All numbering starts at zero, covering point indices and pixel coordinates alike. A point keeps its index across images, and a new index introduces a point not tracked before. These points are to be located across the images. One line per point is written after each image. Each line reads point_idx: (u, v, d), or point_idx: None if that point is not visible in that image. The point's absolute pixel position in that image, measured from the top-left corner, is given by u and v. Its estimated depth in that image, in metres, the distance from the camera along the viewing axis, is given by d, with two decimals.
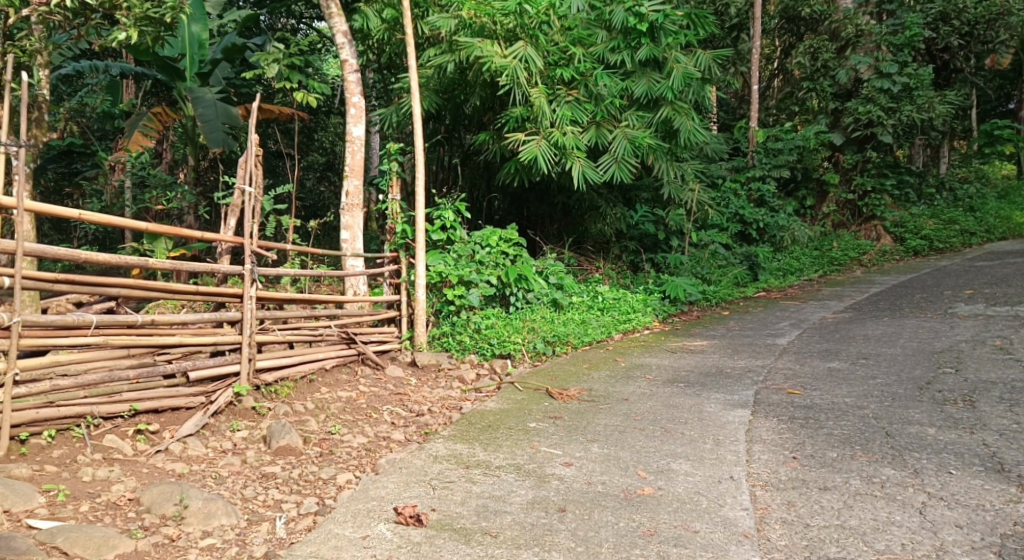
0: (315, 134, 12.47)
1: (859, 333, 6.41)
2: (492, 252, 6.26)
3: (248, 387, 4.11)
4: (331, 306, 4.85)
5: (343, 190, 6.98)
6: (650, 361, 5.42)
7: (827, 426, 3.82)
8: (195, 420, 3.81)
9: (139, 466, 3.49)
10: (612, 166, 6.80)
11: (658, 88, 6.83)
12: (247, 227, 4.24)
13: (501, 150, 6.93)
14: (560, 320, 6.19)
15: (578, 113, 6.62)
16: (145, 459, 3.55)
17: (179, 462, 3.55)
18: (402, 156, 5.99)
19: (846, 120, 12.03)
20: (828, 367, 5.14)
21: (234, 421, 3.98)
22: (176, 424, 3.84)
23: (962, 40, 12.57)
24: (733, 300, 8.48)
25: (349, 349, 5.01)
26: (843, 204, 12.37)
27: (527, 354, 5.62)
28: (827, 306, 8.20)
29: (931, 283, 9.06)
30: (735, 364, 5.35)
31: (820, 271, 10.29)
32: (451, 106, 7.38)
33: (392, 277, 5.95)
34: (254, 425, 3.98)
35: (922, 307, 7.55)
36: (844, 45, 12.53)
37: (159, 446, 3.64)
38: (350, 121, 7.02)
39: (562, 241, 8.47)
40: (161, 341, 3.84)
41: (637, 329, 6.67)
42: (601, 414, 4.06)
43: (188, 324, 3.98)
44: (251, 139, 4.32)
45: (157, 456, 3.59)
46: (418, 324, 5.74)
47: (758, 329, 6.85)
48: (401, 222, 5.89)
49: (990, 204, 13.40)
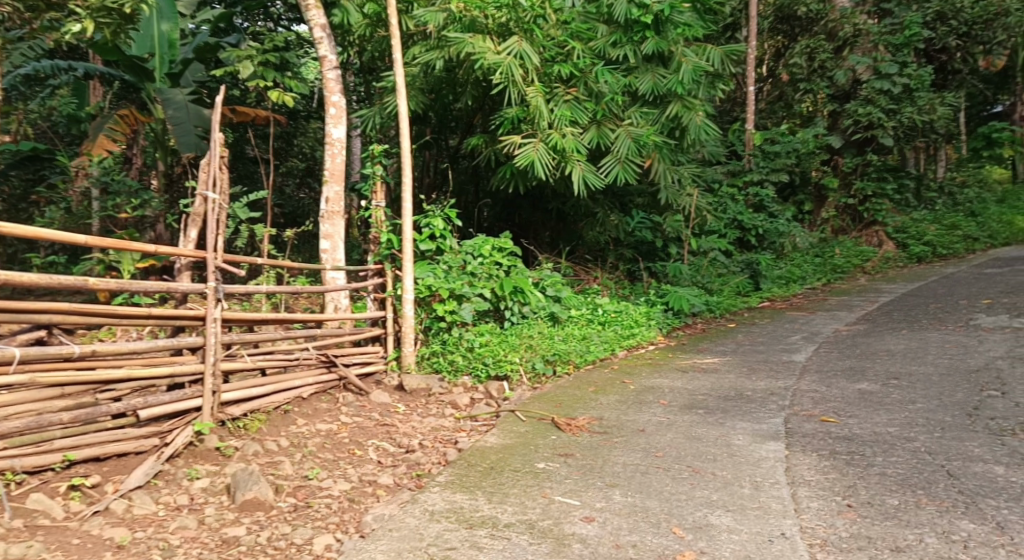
0: (293, 137, 11.93)
1: (881, 349, 5.98)
2: (485, 262, 5.79)
3: (210, 425, 3.61)
4: (309, 327, 4.34)
5: (322, 196, 6.47)
6: (662, 383, 4.94)
7: (876, 464, 3.37)
8: (144, 470, 3.32)
9: (67, 536, 3.01)
10: (615, 168, 6.36)
11: (665, 84, 6.40)
12: (211, 239, 3.73)
13: (495, 153, 6.46)
14: (560, 336, 5.70)
15: (577, 114, 6.14)
16: (77, 525, 3.06)
17: (121, 528, 3.08)
18: (386, 160, 5.49)
19: (845, 122, 11.69)
20: (857, 390, 4.69)
21: (193, 467, 3.48)
22: (121, 474, 3.34)
23: (960, 40, 12.24)
24: (737, 311, 8.02)
25: (329, 373, 4.50)
26: (843, 209, 11.98)
27: (525, 375, 5.12)
28: (838, 316, 7.77)
29: (942, 292, 8.67)
30: (755, 386, 4.88)
31: (823, 280, 9.88)
32: (438, 107, 6.90)
33: (376, 291, 5.43)
34: (217, 471, 3.48)
35: (940, 319, 7.14)
36: (841, 46, 12.16)
37: (96, 506, 3.15)
38: (329, 121, 6.50)
39: (556, 249, 8.00)
40: (106, 376, 3.33)
41: (642, 345, 6.18)
42: (617, 449, 3.57)
43: (138, 353, 3.47)
44: (214, 138, 3.81)
45: (93, 520, 3.10)
46: (406, 343, 5.25)
47: (771, 344, 6.40)
48: (387, 232, 5.39)
49: (991, 209, 13.06)
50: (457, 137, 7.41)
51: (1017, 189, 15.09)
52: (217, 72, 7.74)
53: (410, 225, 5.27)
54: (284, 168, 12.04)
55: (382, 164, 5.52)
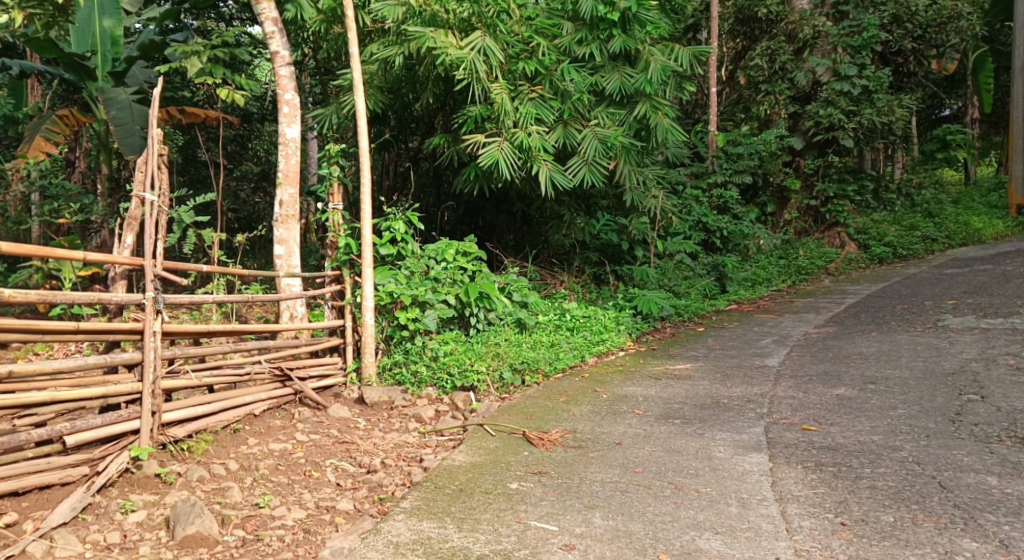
0: (245, 140, 11.56)
1: (854, 352, 5.87)
2: (449, 267, 5.54)
3: (147, 450, 3.32)
4: (263, 339, 4.08)
5: (276, 199, 6.18)
6: (635, 392, 4.76)
7: (865, 475, 3.21)
8: (69, 504, 3.03)
9: None
10: (582, 170, 6.16)
11: (633, 82, 6.24)
12: (149, 245, 3.43)
13: (458, 154, 6.24)
14: (528, 343, 5.48)
15: (542, 112, 5.96)
16: None
17: None
18: (343, 160, 5.23)
19: (806, 124, 11.68)
20: (835, 396, 4.55)
21: (128, 497, 3.19)
22: (44, 509, 3.06)
23: (915, 43, 12.31)
24: (705, 315, 7.88)
25: (283, 388, 4.24)
26: (805, 210, 11.96)
27: (492, 385, 4.90)
28: (806, 319, 7.67)
29: (907, 293, 8.64)
30: (731, 393, 4.72)
31: (788, 281, 9.81)
32: (399, 106, 6.67)
33: (334, 298, 5.17)
34: (155, 502, 3.20)
35: (908, 320, 7.07)
36: (800, 47, 12.12)
37: (11, 547, 2.87)
38: (282, 120, 6.21)
39: (521, 253, 7.80)
40: (26, 400, 3.03)
41: (612, 351, 5.99)
42: (593, 466, 3.37)
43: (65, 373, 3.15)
44: (153, 134, 3.52)
45: None
46: (366, 353, 4.99)
47: (742, 349, 6.25)
48: (345, 236, 5.13)
49: (949, 210, 13.14)
50: (419, 136, 7.19)
51: (972, 190, 15.25)
52: (162, 69, 7.38)
53: (370, 228, 5.02)
54: (237, 172, 11.66)
55: (339, 164, 5.25)
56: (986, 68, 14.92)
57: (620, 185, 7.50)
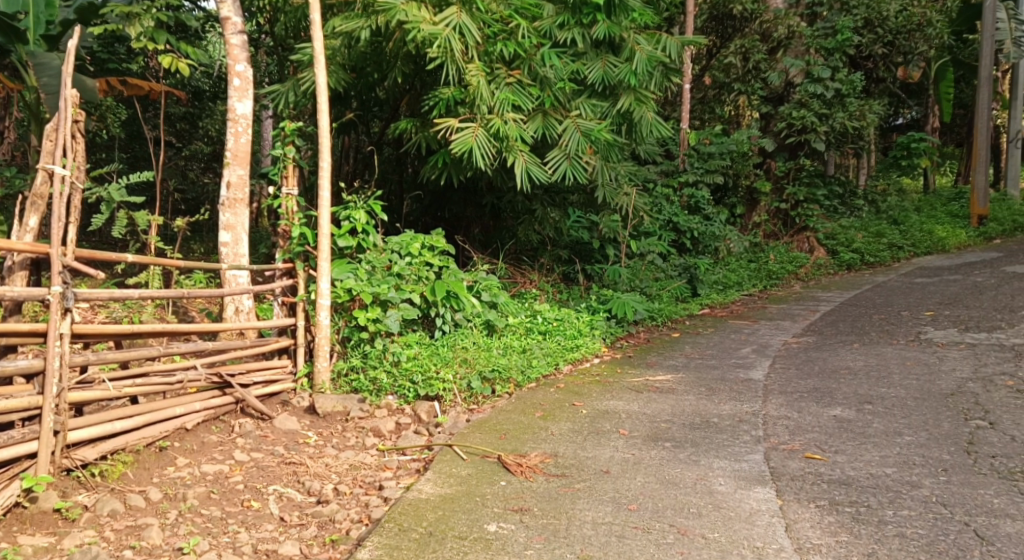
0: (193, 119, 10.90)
1: (841, 366, 5.55)
2: (413, 263, 5.11)
3: (43, 480, 2.97)
4: (201, 344, 3.69)
5: (223, 180, 5.67)
6: (616, 407, 4.36)
7: (887, 517, 2.87)
8: None
9: None
10: (563, 164, 5.77)
11: (617, 72, 5.84)
12: (57, 230, 3.01)
13: (426, 139, 5.81)
14: (498, 348, 5.07)
15: (521, 99, 5.52)
16: None
17: None
18: (301, 140, 4.73)
19: (779, 125, 11.44)
20: (832, 417, 4.20)
21: (16, 541, 2.86)
22: None
23: (885, 49, 12.01)
24: (678, 320, 7.51)
25: (222, 397, 3.86)
26: (774, 213, 11.69)
27: (459, 395, 4.48)
28: (783, 327, 7.34)
29: (882, 302, 8.37)
30: (719, 412, 4.35)
31: (759, 286, 9.52)
32: (362, 87, 6.21)
33: (285, 293, 4.68)
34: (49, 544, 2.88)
35: (888, 332, 6.79)
36: (774, 47, 11.72)
37: None
38: (233, 94, 5.67)
39: (488, 248, 7.41)
40: None
41: (586, 358, 5.57)
42: (581, 501, 2.97)
43: None
44: (66, 97, 3.01)
45: None
46: (320, 357, 4.54)
47: (722, 359, 5.90)
48: (299, 225, 4.64)
49: (914, 218, 12.98)
50: (383, 118, 6.73)
51: (934, 199, 15.16)
52: (98, 31, 6.75)
53: (327, 218, 4.57)
54: (184, 151, 10.99)
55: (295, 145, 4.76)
56: (949, 78, 14.86)
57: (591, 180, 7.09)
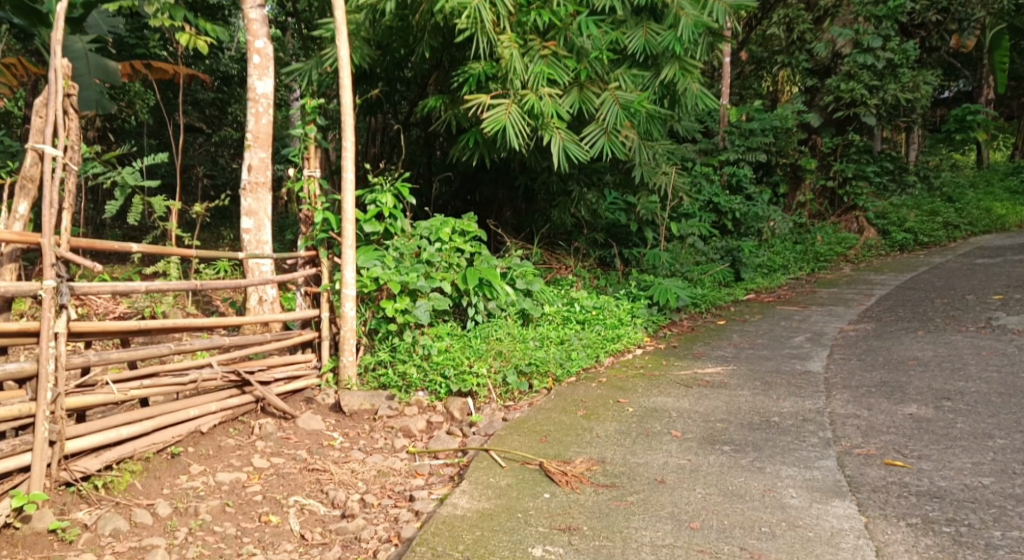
0: (221, 103, 10.68)
1: (907, 356, 5.13)
2: (443, 249, 4.81)
3: (37, 498, 2.73)
4: (217, 341, 3.39)
5: (244, 164, 5.36)
6: (665, 405, 4.00)
7: (994, 540, 2.54)
8: None
9: None
10: (601, 139, 5.42)
11: (660, 40, 5.42)
12: (48, 218, 2.72)
13: (456, 118, 5.47)
14: (535, 340, 4.75)
15: (556, 72, 5.16)
16: None
17: None
18: (323, 119, 4.42)
19: (826, 99, 10.93)
20: (907, 416, 3.81)
21: None
22: None
23: (939, 15, 11.66)
24: (723, 305, 7.12)
25: (241, 397, 3.56)
26: (820, 192, 11.19)
27: (494, 391, 4.16)
28: (838, 313, 6.92)
29: (942, 285, 7.89)
30: (779, 409, 3.96)
31: (807, 268, 9.07)
32: (388, 64, 5.90)
33: (309, 283, 4.39)
34: None
35: (954, 318, 6.35)
36: (821, 16, 11.23)
37: None
38: (253, 72, 5.35)
39: (521, 232, 7.07)
40: None
41: (629, 348, 5.21)
42: (636, 517, 2.64)
43: None
44: (55, 67, 2.71)
45: None
46: (345, 351, 4.22)
47: (776, 348, 5.51)
48: (322, 210, 4.33)
49: (970, 196, 12.38)
50: (411, 98, 6.43)
51: (988, 174, 14.50)
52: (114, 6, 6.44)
53: (352, 201, 4.27)
54: (213, 136, 10.78)
55: (318, 124, 4.45)
56: (1003, 46, 14.19)
57: (628, 159, 6.70)
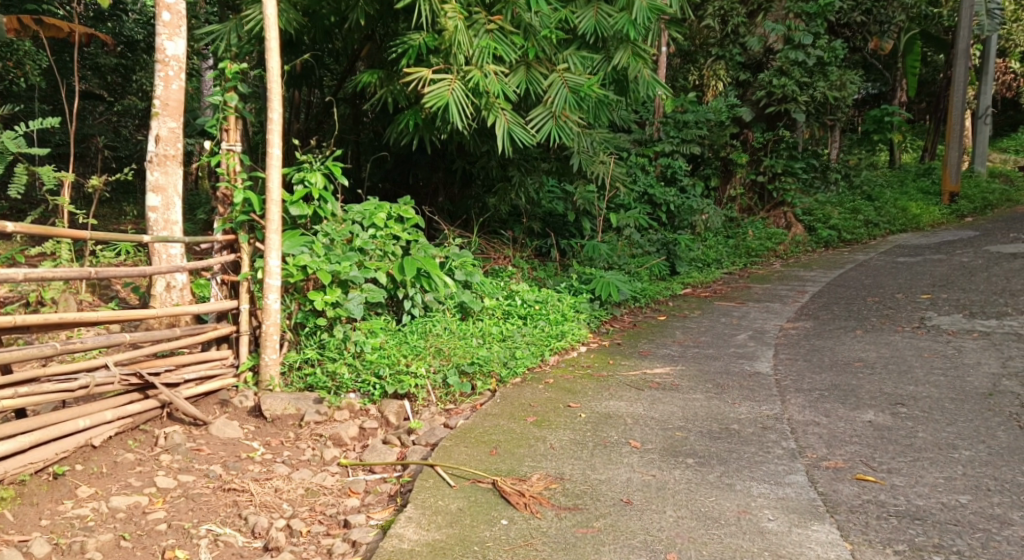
0: (126, 70, 9.96)
1: (852, 356, 5.02)
2: (378, 236, 4.46)
3: None
4: (113, 338, 3.11)
5: (151, 134, 4.93)
6: (619, 410, 3.81)
7: None
8: None
9: None
10: (548, 123, 5.21)
11: (611, 22, 5.25)
12: None
13: (392, 93, 5.11)
14: (475, 336, 4.53)
15: (503, 48, 4.92)
16: None
17: None
18: (245, 87, 4.01)
19: (757, 93, 10.90)
20: (866, 423, 3.60)
21: None
22: None
23: (864, 16, 11.88)
24: (661, 301, 7.08)
25: (142, 403, 3.32)
26: (750, 186, 11.15)
27: (433, 393, 3.89)
28: (774, 310, 6.82)
29: (873, 282, 7.89)
30: (736, 415, 3.76)
31: (740, 263, 9.08)
32: (317, 32, 5.48)
33: (225, 271, 3.96)
34: None
35: (888, 317, 6.24)
36: (754, 10, 11.17)
37: None
38: (162, 32, 4.89)
39: (456, 219, 6.80)
40: None
41: (573, 346, 4.99)
42: (606, 549, 2.48)
43: None
44: None
45: None
46: (267, 349, 3.82)
47: (721, 348, 5.36)
48: (242, 188, 3.90)
49: (889, 195, 12.61)
50: (340, 71, 6.08)
51: (902, 174, 14.83)
52: None
53: (277, 180, 3.87)
54: (117, 106, 10.04)
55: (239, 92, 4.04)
56: (915, 51, 14.62)
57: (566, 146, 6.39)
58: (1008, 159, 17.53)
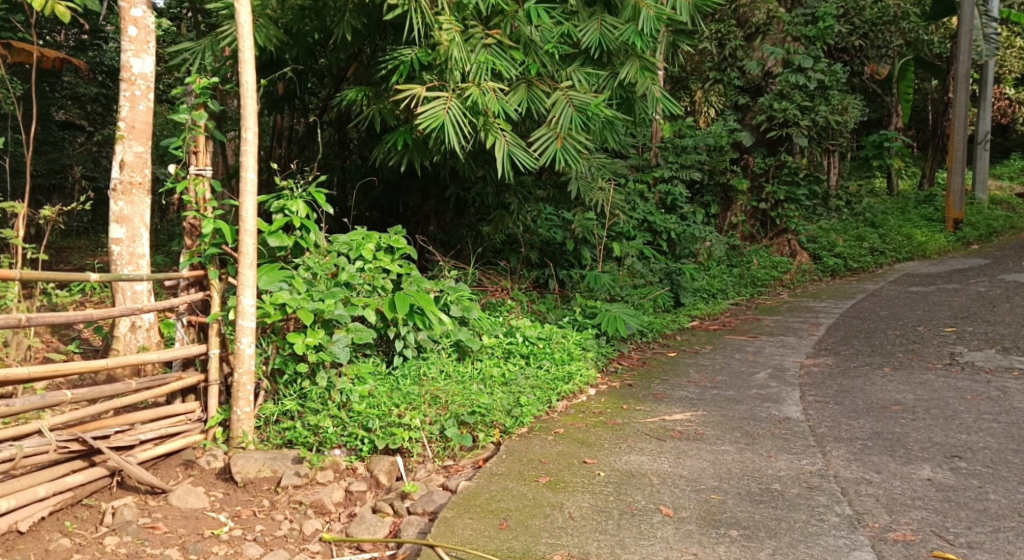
0: (105, 99, 9.56)
1: (887, 397, 4.59)
2: (367, 268, 4.04)
3: None
4: (48, 399, 2.83)
5: (116, 159, 4.54)
6: (641, 466, 3.36)
7: None
8: None
9: None
10: (551, 144, 4.81)
11: (616, 35, 4.90)
12: None
13: (380, 114, 4.71)
14: (476, 380, 4.09)
15: (503, 64, 4.54)
16: None
17: None
18: (218, 104, 3.61)
19: (758, 118, 10.55)
20: (927, 482, 3.13)
21: None
22: None
23: (863, 39, 11.62)
24: (669, 334, 6.64)
25: (80, 476, 3.03)
26: (751, 213, 10.77)
27: (429, 447, 3.48)
28: (791, 345, 6.39)
29: (890, 314, 7.47)
30: (776, 472, 3.30)
31: (746, 294, 8.65)
32: (301, 51, 5.08)
33: (193, 311, 3.58)
34: None
35: (915, 353, 5.79)
36: (752, 34, 10.89)
37: None
38: (127, 48, 4.49)
39: (450, 250, 6.39)
40: None
41: (581, 389, 4.53)
42: None
43: None
44: None
45: None
46: (239, 402, 3.46)
47: (742, 389, 4.91)
48: (213, 219, 3.50)
49: (893, 222, 12.27)
50: (325, 92, 5.69)
51: (903, 200, 14.49)
52: None
53: (252, 209, 3.45)
54: (96, 135, 9.62)
55: (211, 110, 3.64)
56: (908, 78, 14.37)
57: (564, 171, 5.93)
58: (1003, 186, 17.27)
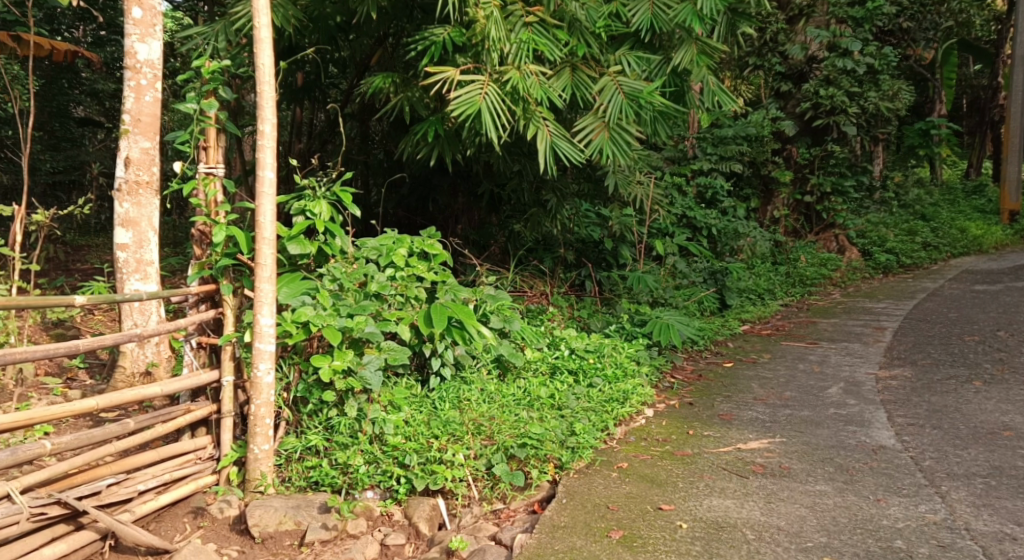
0: (120, 94, 9.11)
1: (988, 418, 4.03)
2: (399, 277, 3.54)
3: None
4: (20, 454, 2.39)
5: (121, 156, 4.08)
6: (725, 512, 2.86)
7: None
8: None
9: None
10: (595, 137, 4.25)
11: (671, 15, 4.32)
12: None
13: (409, 102, 4.21)
14: (523, 403, 3.58)
15: (546, 44, 4.03)
16: None
17: None
18: (230, 91, 3.12)
19: (801, 105, 9.84)
20: None
21: None
22: None
23: (912, 20, 10.89)
24: (720, 341, 6.10)
25: (63, 544, 2.62)
26: (795, 206, 10.12)
27: (475, 487, 3.03)
28: (857, 352, 5.83)
29: (959, 316, 6.87)
30: (889, 521, 2.79)
31: (794, 294, 8.09)
32: (322, 36, 4.59)
33: (203, 331, 3.12)
34: None
35: (1004, 364, 5.19)
36: (795, 16, 10.17)
37: None
38: (131, 32, 4.00)
39: (482, 251, 5.90)
40: None
41: (638, 410, 4.01)
42: None
43: None
44: None
45: None
46: (256, 439, 3.01)
47: (817, 407, 4.35)
48: (225, 225, 3.04)
49: (944, 214, 11.58)
50: (347, 83, 5.19)
51: (951, 191, 13.77)
52: None
53: (270, 213, 2.99)
54: (111, 131, 9.18)
55: (223, 99, 3.15)
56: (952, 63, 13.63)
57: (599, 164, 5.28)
58: None
